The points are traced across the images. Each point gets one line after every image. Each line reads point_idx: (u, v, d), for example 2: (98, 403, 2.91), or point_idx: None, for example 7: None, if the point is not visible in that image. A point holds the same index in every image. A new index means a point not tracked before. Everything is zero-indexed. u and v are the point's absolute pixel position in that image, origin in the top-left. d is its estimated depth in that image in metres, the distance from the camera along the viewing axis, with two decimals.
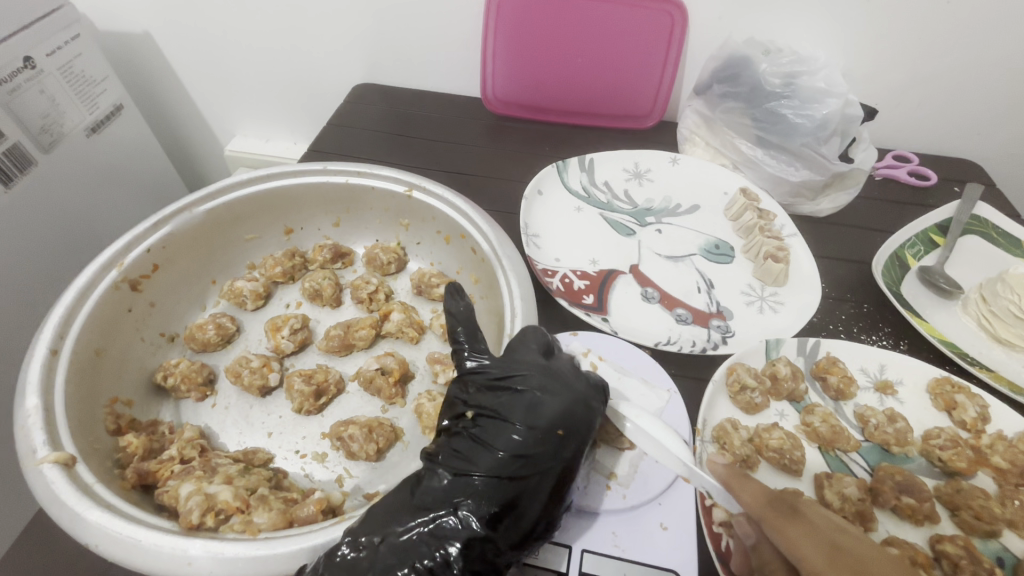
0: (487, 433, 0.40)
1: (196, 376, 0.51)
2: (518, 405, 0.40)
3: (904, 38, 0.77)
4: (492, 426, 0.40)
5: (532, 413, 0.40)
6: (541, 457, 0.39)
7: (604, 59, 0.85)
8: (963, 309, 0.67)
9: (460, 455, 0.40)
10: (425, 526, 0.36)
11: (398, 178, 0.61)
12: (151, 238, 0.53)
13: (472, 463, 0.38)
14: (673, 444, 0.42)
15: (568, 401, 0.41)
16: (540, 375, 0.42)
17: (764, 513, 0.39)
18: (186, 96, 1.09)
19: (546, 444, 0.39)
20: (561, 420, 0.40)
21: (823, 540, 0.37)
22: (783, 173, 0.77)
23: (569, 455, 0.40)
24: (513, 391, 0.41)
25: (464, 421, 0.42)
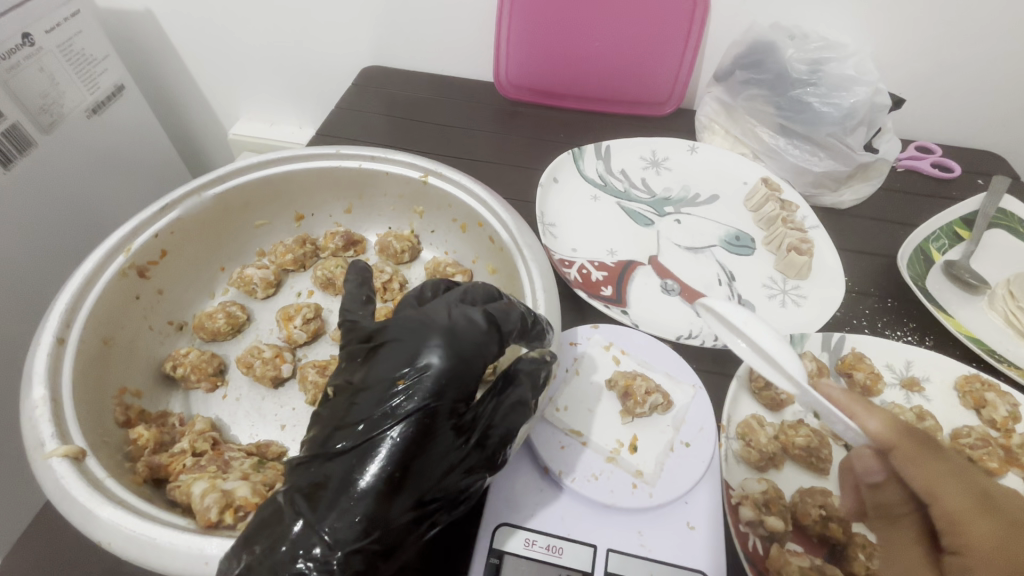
0: (387, 357, 0.37)
1: (206, 366, 0.50)
2: (423, 338, 0.37)
3: (933, 25, 0.75)
4: (370, 397, 0.36)
5: (454, 342, 0.37)
6: (448, 391, 0.36)
7: (621, 43, 0.82)
8: (989, 305, 0.65)
9: (399, 362, 0.37)
10: (353, 461, 0.34)
11: (413, 162, 0.59)
12: (159, 223, 0.51)
13: (379, 406, 0.36)
14: (787, 361, 0.40)
15: (441, 330, 0.38)
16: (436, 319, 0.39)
17: (897, 443, 0.40)
18: (190, 78, 1.06)
19: (471, 372, 0.37)
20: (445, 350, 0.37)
21: (961, 478, 0.38)
22: (805, 162, 0.75)
23: (470, 386, 0.38)
24: (408, 330, 0.38)
25: (366, 347, 0.39)
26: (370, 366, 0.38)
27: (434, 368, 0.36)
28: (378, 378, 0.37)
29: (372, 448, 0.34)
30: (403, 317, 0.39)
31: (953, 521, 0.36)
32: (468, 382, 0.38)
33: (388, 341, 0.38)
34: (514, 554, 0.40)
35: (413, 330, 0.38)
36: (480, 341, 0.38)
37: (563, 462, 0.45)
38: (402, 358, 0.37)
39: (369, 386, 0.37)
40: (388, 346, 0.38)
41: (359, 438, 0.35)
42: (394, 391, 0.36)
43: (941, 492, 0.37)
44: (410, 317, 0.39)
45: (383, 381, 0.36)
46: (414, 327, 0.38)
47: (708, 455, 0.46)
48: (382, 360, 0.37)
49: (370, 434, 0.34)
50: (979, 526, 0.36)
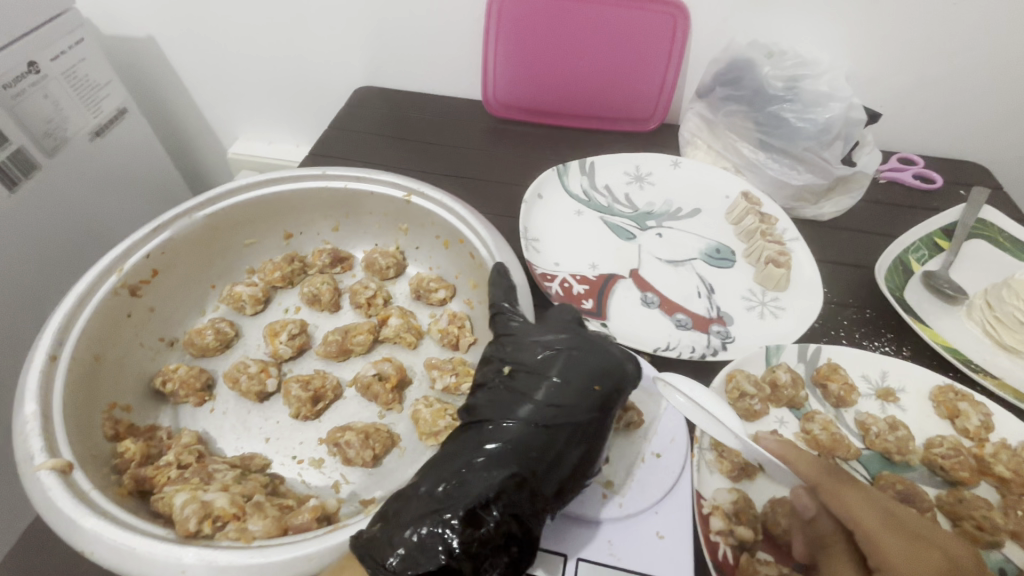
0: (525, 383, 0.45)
1: (195, 381, 0.51)
2: (552, 362, 0.45)
3: (907, 41, 0.76)
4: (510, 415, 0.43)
5: (571, 370, 0.45)
6: (580, 411, 0.43)
7: (604, 62, 0.84)
8: (967, 315, 0.66)
9: (527, 386, 0.44)
10: (488, 467, 0.39)
11: (397, 182, 0.61)
12: (150, 243, 0.53)
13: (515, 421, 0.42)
14: (726, 418, 0.44)
15: (582, 360, 0.45)
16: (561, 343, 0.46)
17: (821, 482, 0.43)
18: (190, 100, 1.10)
19: (585, 400, 0.43)
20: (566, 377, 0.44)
21: (873, 503, 0.41)
22: (785, 176, 0.76)
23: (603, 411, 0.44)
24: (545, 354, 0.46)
25: (502, 375, 0.46)
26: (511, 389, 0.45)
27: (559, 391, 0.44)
28: (519, 400, 0.44)
29: (505, 457, 0.40)
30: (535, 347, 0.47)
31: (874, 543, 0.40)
32: (594, 403, 0.44)
33: (525, 371, 0.45)
34: None
35: (539, 360, 0.46)
36: (594, 369, 0.45)
37: None
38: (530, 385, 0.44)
39: (493, 403, 0.44)
40: (525, 373, 0.45)
41: (496, 450, 0.41)
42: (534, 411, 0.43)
43: (859, 516, 0.41)
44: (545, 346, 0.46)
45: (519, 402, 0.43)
46: (542, 356, 0.46)
47: (679, 466, 0.48)
48: (521, 384, 0.45)
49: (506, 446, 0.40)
50: (892, 543, 0.39)
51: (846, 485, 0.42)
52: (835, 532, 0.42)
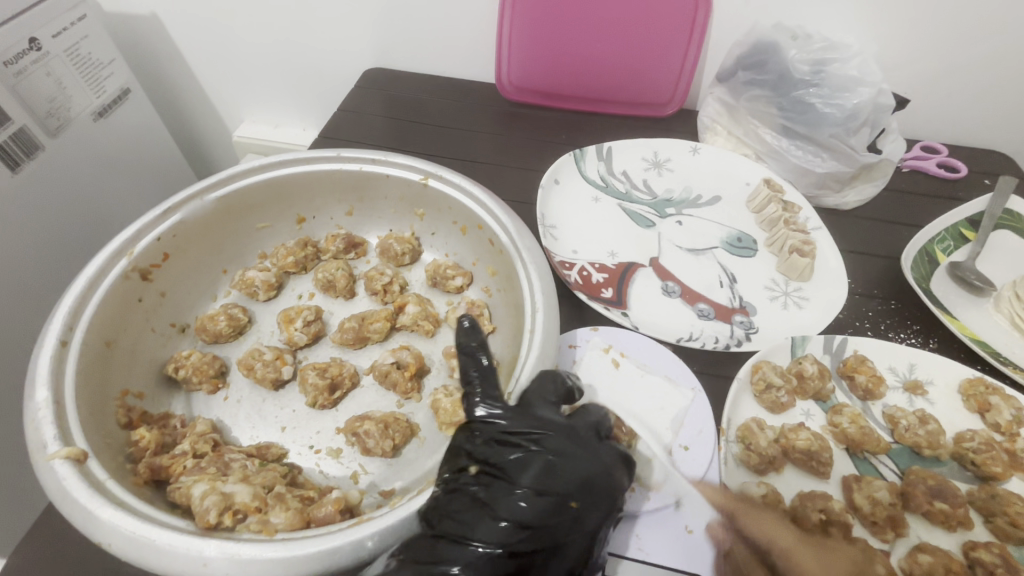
0: (538, 464, 0.39)
1: (208, 368, 0.50)
2: (527, 467, 0.39)
3: (938, 25, 0.74)
4: (504, 505, 0.37)
5: (580, 490, 0.38)
6: (525, 474, 0.38)
7: (623, 44, 0.82)
8: (994, 307, 0.64)
9: (538, 469, 0.39)
10: (481, 561, 0.35)
11: (414, 165, 0.59)
12: (161, 226, 0.51)
13: (516, 512, 0.37)
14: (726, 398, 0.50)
15: (551, 438, 0.40)
16: (573, 434, 0.41)
17: None
18: (194, 81, 1.07)
19: (532, 481, 0.38)
20: (574, 492, 0.38)
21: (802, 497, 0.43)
22: (808, 164, 0.74)
23: (523, 458, 0.39)
24: (520, 453, 0.40)
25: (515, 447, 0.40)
26: (521, 473, 0.39)
27: (576, 483, 0.38)
28: (535, 487, 0.38)
29: (499, 562, 0.35)
30: (562, 427, 0.41)
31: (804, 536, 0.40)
32: (517, 455, 0.39)
33: (552, 455, 0.39)
34: None
35: (532, 470, 0.39)
36: (623, 480, 0.40)
37: None
38: (558, 468, 0.39)
39: (532, 472, 0.39)
40: (541, 454, 0.39)
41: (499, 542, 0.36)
42: (540, 507, 0.37)
43: None
44: (565, 426, 0.41)
45: (550, 471, 0.39)
46: (539, 447, 0.40)
47: (707, 458, 0.46)
48: (528, 467, 0.39)
49: (493, 541, 0.36)
50: None
51: None
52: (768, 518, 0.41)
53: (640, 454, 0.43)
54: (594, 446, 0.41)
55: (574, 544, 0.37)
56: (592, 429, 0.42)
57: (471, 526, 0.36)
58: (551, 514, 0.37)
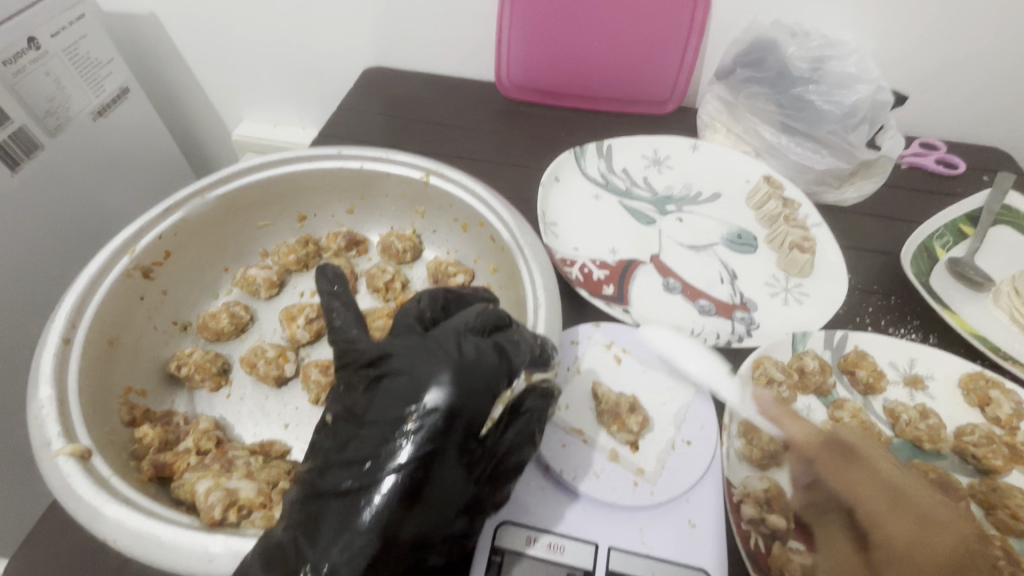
0: (393, 386, 0.38)
1: (211, 365, 0.50)
2: (379, 395, 0.38)
3: (936, 22, 0.74)
4: (369, 432, 0.37)
5: (437, 397, 0.36)
6: (385, 402, 0.37)
7: (622, 42, 0.82)
8: (994, 302, 0.64)
9: (394, 390, 0.38)
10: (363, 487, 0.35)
11: (414, 163, 0.59)
12: (162, 224, 0.51)
13: (377, 436, 0.36)
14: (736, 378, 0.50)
15: (402, 358, 0.39)
16: (426, 347, 0.39)
17: (817, 453, 0.46)
18: (193, 81, 1.07)
19: (392, 407, 0.37)
20: (434, 397, 0.36)
21: (881, 484, 0.44)
22: (807, 160, 0.74)
23: (379, 387, 0.38)
24: (372, 383, 0.39)
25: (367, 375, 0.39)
26: (373, 400, 0.38)
27: (439, 394, 0.37)
28: (395, 410, 0.37)
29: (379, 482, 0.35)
30: (408, 345, 0.40)
31: (875, 521, 0.42)
32: (376, 388, 0.38)
33: (394, 374, 0.38)
34: (515, 552, 0.40)
35: (399, 389, 0.37)
36: (491, 373, 0.38)
37: (565, 461, 0.45)
38: (407, 383, 0.37)
39: (392, 395, 0.37)
40: (395, 377, 0.38)
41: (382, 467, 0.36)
42: (405, 427, 0.36)
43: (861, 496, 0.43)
44: (415, 343, 0.40)
45: (399, 385, 0.38)
46: (392, 372, 0.38)
47: (709, 454, 0.46)
48: (383, 393, 0.38)
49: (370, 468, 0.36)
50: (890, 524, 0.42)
51: (846, 462, 0.46)
52: (833, 500, 0.44)
53: (524, 342, 0.41)
54: (447, 351, 0.39)
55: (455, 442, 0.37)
56: (453, 331, 0.40)
57: (347, 462, 0.37)
58: (428, 421, 0.36)
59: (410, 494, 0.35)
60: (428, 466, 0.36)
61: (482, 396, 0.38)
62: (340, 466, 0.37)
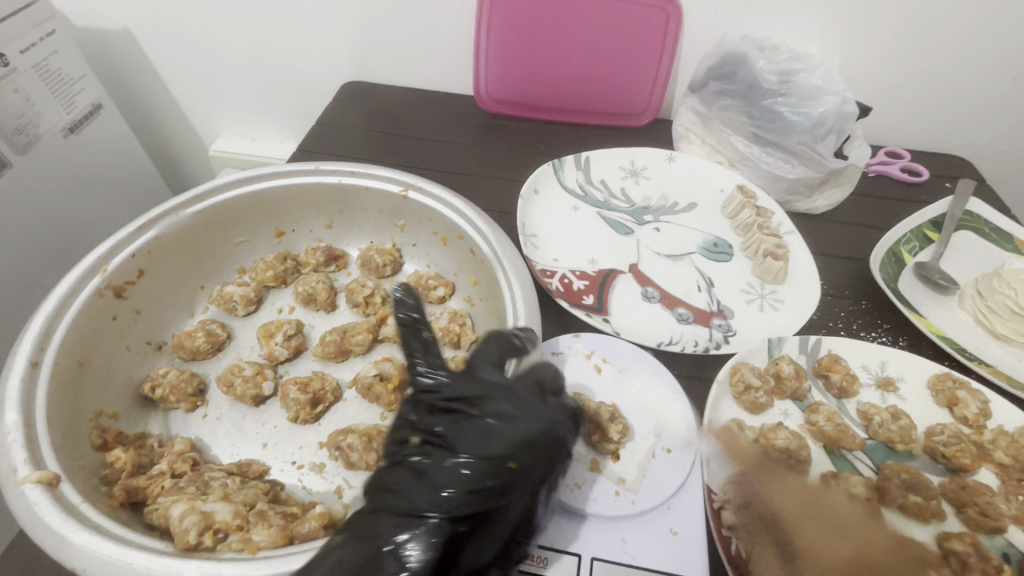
0: (473, 426, 0.39)
1: (186, 386, 0.49)
2: (462, 432, 0.39)
3: (897, 36, 0.78)
4: (439, 463, 0.37)
5: (513, 456, 0.37)
6: (461, 438, 0.38)
7: (597, 56, 0.84)
8: (959, 305, 0.67)
9: (474, 428, 0.39)
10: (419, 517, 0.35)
11: (393, 178, 0.59)
12: (136, 242, 0.51)
13: (448, 467, 0.37)
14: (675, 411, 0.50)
15: (490, 401, 0.40)
16: (513, 396, 0.41)
17: None
18: (169, 96, 1.06)
19: (472, 442, 0.38)
20: (514, 452, 0.38)
21: None
22: (779, 170, 0.76)
23: (462, 422, 0.39)
24: (456, 418, 0.40)
25: (443, 412, 0.40)
26: (454, 432, 0.39)
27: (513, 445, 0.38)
28: (474, 447, 0.38)
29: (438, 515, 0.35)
30: (491, 390, 0.41)
31: None
32: (456, 422, 0.39)
33: (479, 415, 0.39)
34: None
35: (483, 433, 0.38)
36: (562, 436, 0.40)
37: None
38: (488, 426, 0.39)
39: (472, 434, 0.38)
40: (477, 417, 0.39)
41: (443, 500, 0.36)
42: (479, 465, 0.37)
43: None
44: (498, 388, 0.41)
45: (480, 427, 0.39)
46: (477, 411, 0.40)
47: (689, 461, 0.47)
48: (467, 428, 0.39)
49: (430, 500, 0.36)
50: None
51: None
52: None
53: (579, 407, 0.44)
54: (527, 410, 0.40)
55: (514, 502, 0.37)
56: (537, 391, 0.42)
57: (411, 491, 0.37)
58: (498, 468, 0.37)
59: (459, 534, 0.35)
60: (484, 510, 0.36)
61: (551, 457, 0.39)
62: (394, 498, 0.36)
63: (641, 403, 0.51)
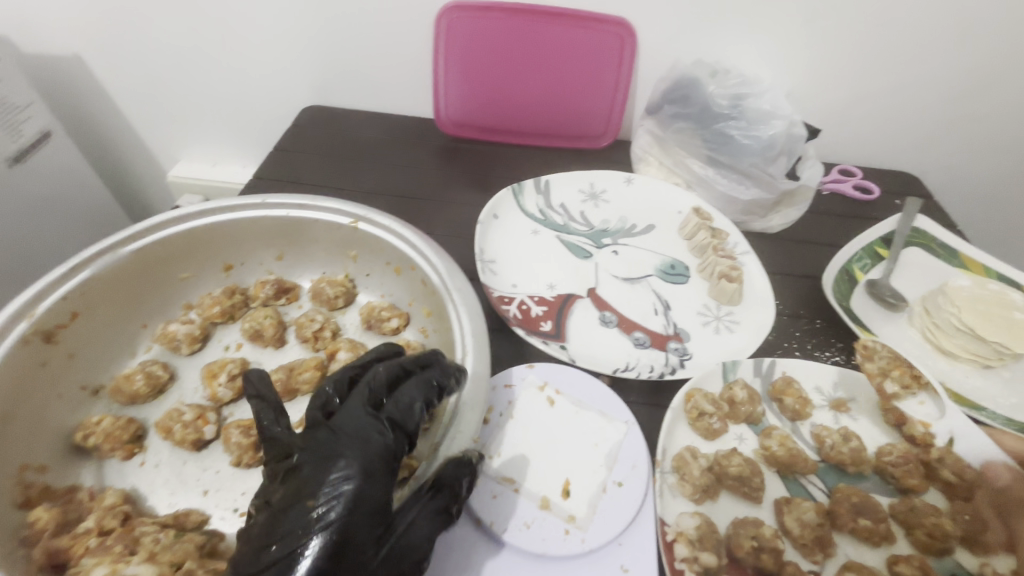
0: (331, 442, 0.40)
1: (122, 433, 0.47)
2: (319, 449, 0.40)
3: (844, 60, 0.80)
4: (298, 484, 0.38)
5: (366, 457, 0.39)
6: (320, 454, 0.39)
7: (556, 81, 0.85)
8: (909, 322, 0.68)
9: (328, 444, 0.40)
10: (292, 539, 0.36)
11: (343, 209, 0.59)
12: (69, 283, 0.49)
13: (308, 487, 0.38)
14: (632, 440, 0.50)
15: (348, 417, 0.42)
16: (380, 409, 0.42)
17: None
18: (124, 122, 1.04)
19: (327, 459, 0.39)
20: (376, 462, 0.39)
21: None
22: (734, 192, 0.78)
23: (320, 439, 0.41)
24: (315, 436, 0.41)
25: (308, 432, 0.42)
26: (312, 450, 0.40)
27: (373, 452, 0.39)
28: (330, 462, 0.39)
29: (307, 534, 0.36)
30: (354, 404, 0.43)
31: None
32: (317, 439, 0.41)
33: (337, 428, 0.41)
34: None
35: (329, 447, 0.39)
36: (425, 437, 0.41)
37: (495, 512, 0.45)
38: (344, 438, 0.40)
39: (328, 450, 0.39)
40: (335, 432, 0.41)
41: (313, 519, 0.36)
42: (335, 480, 0.38)
43: None
44: (362, 400, 0.43)
45: (337, 444, 0.40)
46: (332, 428, 0.41)
47: (641, 494, 0.47)
48: (321, 443, 0.40)
49: (299, 521, 0.36)
50: None
51: None
52: None
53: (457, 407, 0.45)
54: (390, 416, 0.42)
55: (377, 496, 0.38)
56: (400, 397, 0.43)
57: (283, 516, 0.37)
58: (357, 477, 0.38)
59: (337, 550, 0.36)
60: (355, 521, 0.37)
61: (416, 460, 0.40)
62: (274, 529, 0.37)
63: (601, 435, 0.50)
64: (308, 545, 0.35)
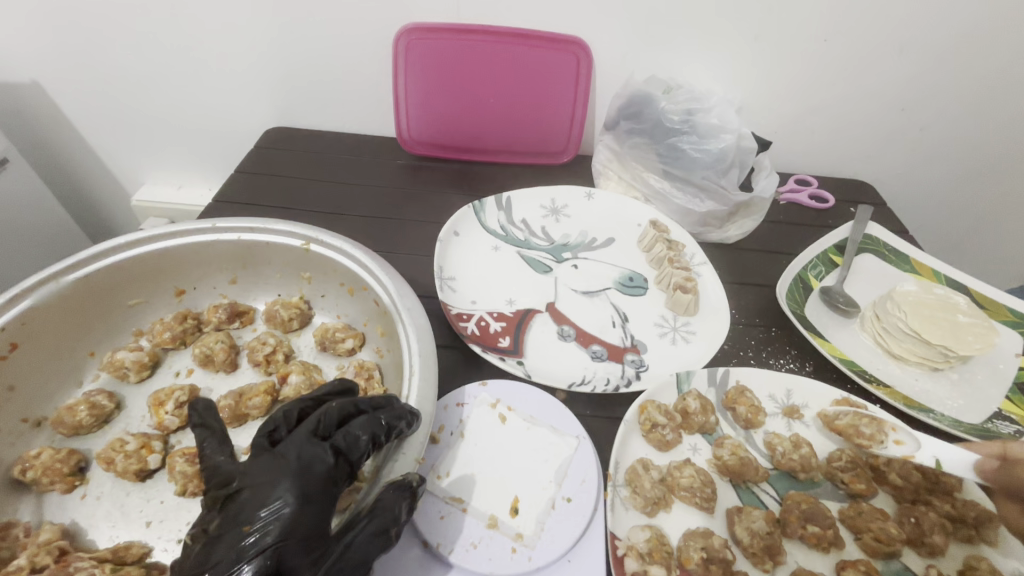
0: (272, 467, 0.40)
1: (62, 466, 0.46)
2: (258, 474, 0.40)
3: (792, 74, 0.82)
4: (236, 511, 0.38)
5: (304, 483, 0.39)
6: (259, 480, 0.39)
7: (514, 99, 0.86)
8: (860, 327, 0.70)
9: (269, 470, 0.40)
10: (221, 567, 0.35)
11: (294, 231, 0.59)
12: (8, 314, 0.48)
13: (244, 513, 0.37)
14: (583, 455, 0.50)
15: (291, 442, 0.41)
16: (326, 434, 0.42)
17: None
18: (86, 146, 1.03)
19: (265, 485, 0.39)
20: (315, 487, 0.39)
21: None
22: (690, 205, 0.79)
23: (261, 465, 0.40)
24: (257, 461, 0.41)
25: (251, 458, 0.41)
26: (252, 476, 0.40)
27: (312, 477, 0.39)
28: (269, 488, 0.38)
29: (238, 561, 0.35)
30: (299, 429, 0.42)
31: None
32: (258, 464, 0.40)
33: (279, 453, 0.41)
34: None
35: (269, 473, 0.39)
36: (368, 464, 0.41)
37: (443, 533, 0.45)
38: (284, 464, 0.40)
39: (268, 476, 0.39)
40: (277, 457, 0.40)
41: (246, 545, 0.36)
42: (272, 506, 0.37)
43: None
44: (307, 425, 0.43)
45: (278, 469, 0.39)
46: (274, 453, 0.41)
47: (591, 510, 0.47)
48: (261, 469, 0.40)
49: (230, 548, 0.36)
50: None
51: None
52: None
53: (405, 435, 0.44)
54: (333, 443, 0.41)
55: (314, 521, 0.38)
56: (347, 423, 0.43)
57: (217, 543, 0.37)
58: (295, 503, 0.38)
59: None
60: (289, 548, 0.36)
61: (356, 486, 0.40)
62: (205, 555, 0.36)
63: (551, 449, 0.51)
64: (238, 573, 0.34)
